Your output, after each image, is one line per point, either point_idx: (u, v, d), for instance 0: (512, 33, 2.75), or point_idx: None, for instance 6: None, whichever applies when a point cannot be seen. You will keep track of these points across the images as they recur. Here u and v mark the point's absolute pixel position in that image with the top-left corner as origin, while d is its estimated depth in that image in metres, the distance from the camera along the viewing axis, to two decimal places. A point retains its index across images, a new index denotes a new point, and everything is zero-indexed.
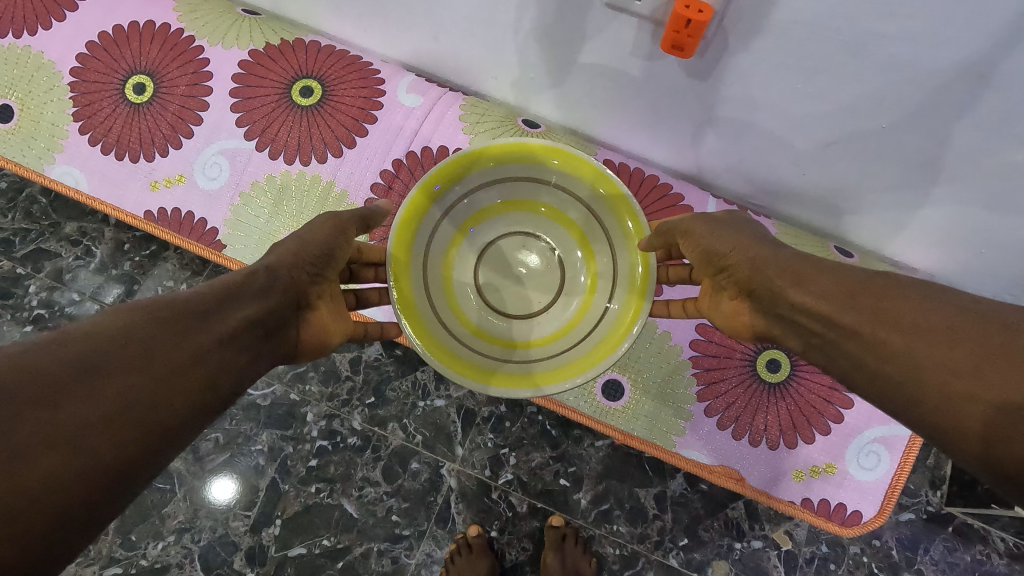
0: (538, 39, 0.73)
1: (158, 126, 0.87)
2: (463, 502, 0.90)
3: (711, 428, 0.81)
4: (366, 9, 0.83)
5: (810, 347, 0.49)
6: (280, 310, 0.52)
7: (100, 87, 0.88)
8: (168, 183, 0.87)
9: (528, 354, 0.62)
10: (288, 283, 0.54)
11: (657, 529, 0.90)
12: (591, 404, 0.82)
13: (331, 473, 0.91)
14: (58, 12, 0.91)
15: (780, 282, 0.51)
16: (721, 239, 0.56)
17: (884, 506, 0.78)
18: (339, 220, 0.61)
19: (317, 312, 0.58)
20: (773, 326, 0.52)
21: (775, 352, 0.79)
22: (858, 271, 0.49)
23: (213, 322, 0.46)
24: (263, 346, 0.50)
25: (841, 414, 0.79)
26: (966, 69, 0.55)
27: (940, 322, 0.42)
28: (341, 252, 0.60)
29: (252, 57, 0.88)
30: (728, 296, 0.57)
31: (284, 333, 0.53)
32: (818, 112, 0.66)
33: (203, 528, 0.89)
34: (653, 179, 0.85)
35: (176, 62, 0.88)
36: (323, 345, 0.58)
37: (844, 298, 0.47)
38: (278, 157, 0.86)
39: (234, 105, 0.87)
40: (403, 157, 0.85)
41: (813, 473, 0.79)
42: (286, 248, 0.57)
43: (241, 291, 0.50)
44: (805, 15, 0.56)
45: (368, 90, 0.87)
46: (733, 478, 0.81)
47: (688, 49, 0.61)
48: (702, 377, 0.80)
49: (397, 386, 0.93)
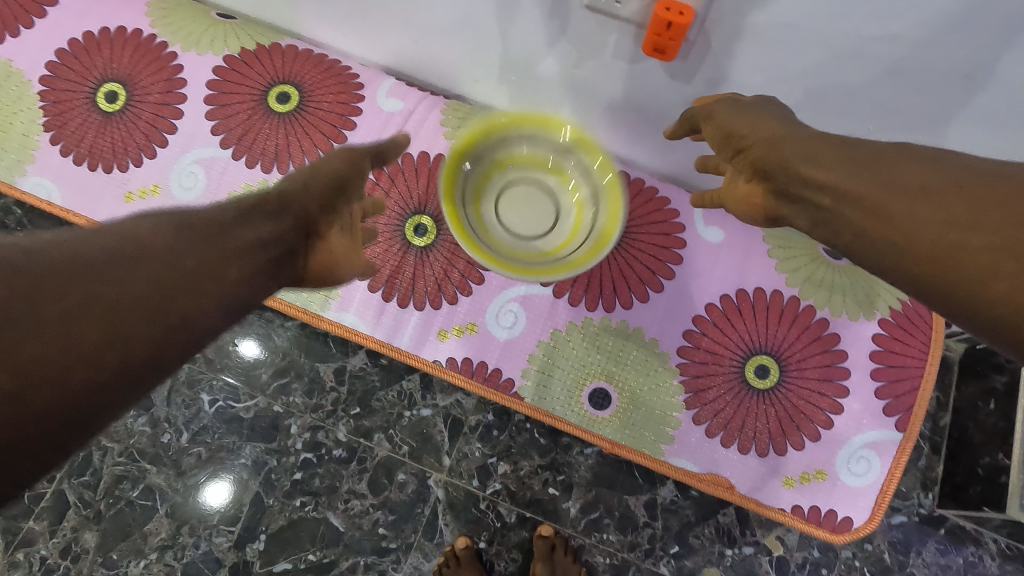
0: (519, 41, 0.72)
1: (132, 135, 0.85)
2: (451, 513, 0.90)
3: (699, 437, 0.80)
4: (341, 13, 0.81)
5: (818, 223, 0.47)
6: (292, 233, 0.51)
7: (69, 96, 0.86)
8: (143, 194, 0.84)
9: (551, 260, 0.65)
10: (299, 212, 0.54)
11: (647, 537, 0.89)
12: (578, 412, 0.82)
13: (316, 486, 0.90)
14: (26, 18, 0.89)
15: (792, 159, 0.48)
16: (739, 121, 0.54)
17: (875, 512, 0.77)
18: (354, 154, 0.64)
19: (330, 242, 0.57)
20: (786, 205, 0.50)
21: (763, 358, 0.80)
22: (872, 142, 0.45)
23: (228, 233, 0.45)
24: (276, 271, 0.48)
25: (831, 420, 0.78)
26: (957, 71, 0.53)
27: (948, 184, 0.38)
28: (352, 188, 0.62)
29: (227, 62, 0.87)
30: (746, 179, 0.55)
31: (294, 261, 0.52)
32: (805, 114, 0.65)
33: (185, 545, 0.88)
34: (637, 184, 0.85)
35: (148, 70, 0.87)
36: (329, 274, 0.57)
37: (853, 165, 0.44)
38: (255, 166, 0.84)
39: (209, 112, 0.86)
40: (386, 164, 0.84)
41: (803, 480, 0.78)
42: (296, 178, 0.57)
43: (256, 209, 0.50)
44: (790, 16, 0.54)
45: (347, 96, 0.86)
46: (723, 486, 0.80)
47: (671, 51, 0.59)
48: (690, 385, 0.80)
49: (382, 397, 0.92)
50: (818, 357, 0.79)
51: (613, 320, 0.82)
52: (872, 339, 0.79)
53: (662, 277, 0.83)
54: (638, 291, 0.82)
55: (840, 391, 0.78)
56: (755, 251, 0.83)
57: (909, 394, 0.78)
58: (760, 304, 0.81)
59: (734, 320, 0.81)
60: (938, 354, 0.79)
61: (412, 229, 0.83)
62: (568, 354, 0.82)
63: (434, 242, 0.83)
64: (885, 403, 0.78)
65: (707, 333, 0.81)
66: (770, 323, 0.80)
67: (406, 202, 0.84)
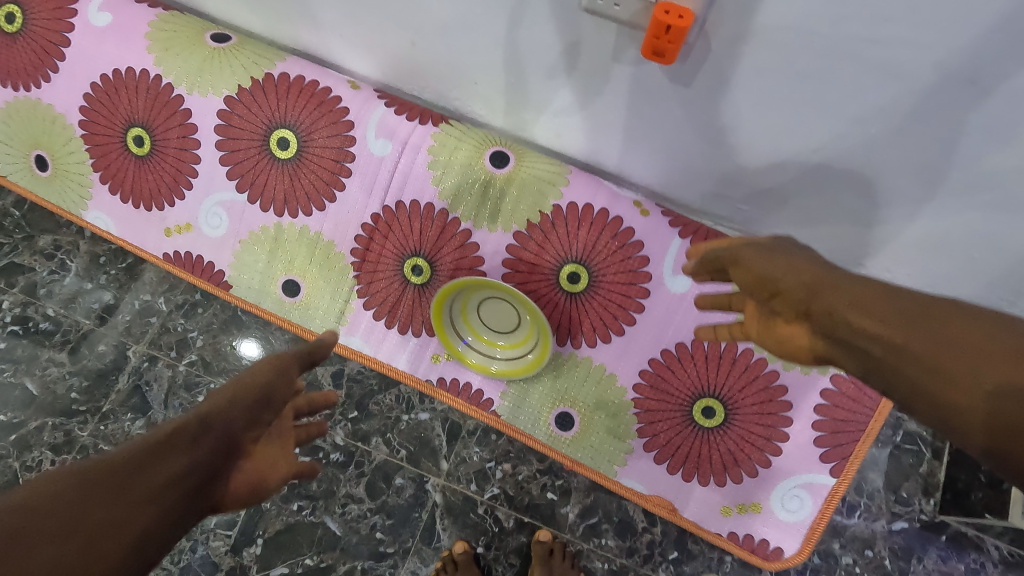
0: (517, 49, 0.71)
1: (161, 179, 0.93)
2: (448, 517, 0.92)
3: (648, 461, 0.88)
4: (339, 18, 0.81)
5: (871, 373, 0.43)
6: (209, 462, 0.50)
7: (106, 141, 0.93)
8: (179, 230, 0.95)
9: (518, 354, 0.89)
10: (219, 432, 0.52)
11: (646, 542, 0.91)
12: (546, 432, 0.90)
13: (314, 490, 0.93)
14: (51, 62, 0.92)
15: (836, 304, 0.45)
16: (775, 264, 0.51)
17: (804, 545, 0.85)
18: (280, 361, 0.61)
19: (252, 456, 0.55)
20: (833, 351, 0.46)
21: (710, 400, 0.86)
22: (915, 295, 0.43)
23: (151, 469, 0.46)
24: (189, 501, 0.48)
25: (778, 447, 0.85)
26: (958, 75, 0.52)
27: (999, 347, 0.36)
28: (277, 398, 0.59)
29: (228, 104, 0.89)
30: (785, 320, 0.51)
31: (209, 489, 0.50)
32: (805, 118, 0.65)
33: (182, 548, 0.91)
34: (617, 224, 0.86)
35: (164, 113, 0.91)
36: (265, 484, 0.55)
37: (896, 318, 0.41)
38: (268, 210, 0.92)
39: (221, 158, 0.90)
40: (380, 212, 0.90)
41: (739, 509, 0.87)
42: (221, 395, 0.55)
43: (171, 441, 0.48)
44: (790, 19, 0.54)
45: (339, 138, 0.88)
46: (666, 507, 0.88)
47: (671, 54, 0.58)
48: (644, 417, 0.87)
49: (380, 401, 0.95)
50: (764, 405, 0.84)
51: (579, 356, 0.89)
52: (821, 394, 0.83)
53: (633, 312, 0.87)
54: (612, 329, 0.87)
55: (779, 435, 0.85)
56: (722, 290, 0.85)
57: (848, 445, 0.83)
58: (713, 354, 0.85)
59: (684, 365, 0.86)
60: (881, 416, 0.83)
61: (409, 269, 0.91)
62: (538, 388, 0.90)
63: (430, 281, 0.90)
64: (823, 451, 0.84)
65: (660, 374, 0.87)
66: (717, 371, 0.85)
67: (401, 244, 0.91)
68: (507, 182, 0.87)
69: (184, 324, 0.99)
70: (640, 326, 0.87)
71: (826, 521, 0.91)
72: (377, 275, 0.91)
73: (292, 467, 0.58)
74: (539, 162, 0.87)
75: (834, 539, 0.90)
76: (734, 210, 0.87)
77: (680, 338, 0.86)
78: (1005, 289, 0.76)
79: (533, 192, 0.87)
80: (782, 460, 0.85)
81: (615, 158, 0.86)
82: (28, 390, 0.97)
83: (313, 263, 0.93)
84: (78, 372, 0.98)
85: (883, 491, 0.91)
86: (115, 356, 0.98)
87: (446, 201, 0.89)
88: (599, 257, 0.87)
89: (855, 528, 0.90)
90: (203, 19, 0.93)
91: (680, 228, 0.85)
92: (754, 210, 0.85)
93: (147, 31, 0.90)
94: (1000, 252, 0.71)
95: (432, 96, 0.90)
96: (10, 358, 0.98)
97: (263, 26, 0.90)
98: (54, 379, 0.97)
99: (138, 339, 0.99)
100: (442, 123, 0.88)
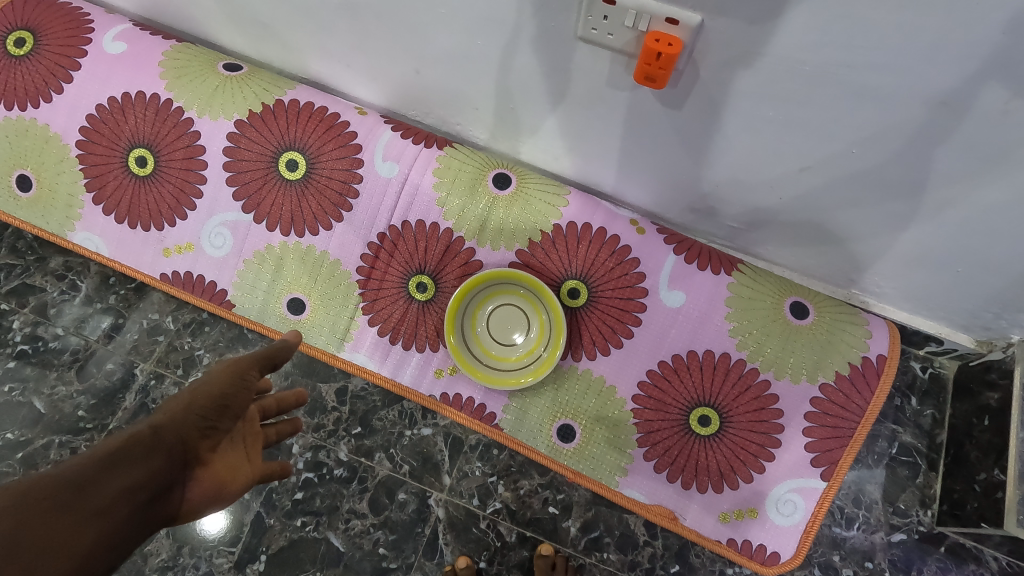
0: (516, 77, 0.75)
1: (163, 198, 0.95)
2: (452, 533, 0.93)
3: (650, 472, 0.89)
4: (345, 47, 0.85)
5: None
6: (165, 471, 0.52)
7: (105, 161, 0.95)
8: (179, 250, 0.97)
9: (532, 357, 0.91)
10: (174, 441, 0.53)
11: (647, 555, 0.92)
12: (547, 444, 0.91)
13: (317, 506, 0.94)
14: (56, 84, 0.95)
15: None
16: None
17: (800, 548, 0.85)
18: (239, 365, 0.61)
19: (213, 465, 0.56)
20: None
21: (706, 409, 0.88)
22: None
23: (101, 482, 0.47)
24: (144, 512, 0.50)
25: (772, 454, 0.86)
26: (933, 98, 0.56)
27: None
28: (237, 403, 0.59)
29: (239, 128, 0.92)
30: None
31: (168, 497, 0.52)
32: (792, 142, 0.68)
33: (186, 565, 0.91)
34: (614, 242, 0.89)
35: (169, 136, 0.94)
36: (221, 494, 0.57)
37: None
38: (274, 229, 0.94)
39: (229, 180, 0.93)
40: (386, 230, 0.93)
41: (736, 515, 0.87)
42: (177, 402, 0.56)
43: (123, 454, 0.49)
44: (770, 47, 0.57)
45: (347, 159, 0.92)
46: (668, 517, 0.89)
47: (661, 81, 0.61)
48: (643, 427, 0.89)
49: (383, 416, 0.97)
50: (758, 413, 0.86)
51: (579, 369, 0.91)
52: (813, 402, 0.85)
53: (630, 325, 0.89)
54: (611, 342, 0.90)
55: (773, 442, 0.86)
56: (718, 304, 0.87)
57: (838, 450, 0.84)
58: (708, 364, 0.87)
59: (681, 375, 0.88)
60: (869, 427, 0.84)
61: (414, 286, 0.93)
62: (538, 402, 0.91)
63: (434, 297, 0.93)
64: (814, 455, 0.85)
65: (657, 385, 0.88)
66: (712, 380, 0.87)
67: (405, 263, 0.93)
68: (509, 201, 0.90)
69: (191, 342, 1.01)
70: (639, 340, 0.89)
71: (826, 534, 0.92)
72: (380, 292, 0.94)
73: (254, 471, 0.61)
74: (539, 183, 0.91)
75: (834, 552, 0.92)
76: (727, 229, 0.90)
77: (678, 349, 0.88)
78: (993, 296, 0.79)
79: (532, 210, 0.90)
80: (780, 471, 0.86)
81: (610, 178, 0.90)
82: (35, 409, 0.98)
83: (314, 280, 0.95)
84: (85, 390, 0.99)
85: (881, 503, 0.93)
86: (121, 374, 1.00)
87: (451, 221, 0.92)
88: (598, 274, 0.90)
89: (855, 540, 0.92)
90: (216, 52, 0.98)
91: (675, 245, 0.89)
92: (747, 228, 0.88)
93: (160, 60, 0.94)
94: (985, 265, 0.74)
95: (434, 121, 0.94)
96: (18, 377, 1.00)
97: (274, 55, 0.95)
98: (61, 398, 0.98)
99: (145, 356, 1.01)
100: (446, 146, 0.92)
